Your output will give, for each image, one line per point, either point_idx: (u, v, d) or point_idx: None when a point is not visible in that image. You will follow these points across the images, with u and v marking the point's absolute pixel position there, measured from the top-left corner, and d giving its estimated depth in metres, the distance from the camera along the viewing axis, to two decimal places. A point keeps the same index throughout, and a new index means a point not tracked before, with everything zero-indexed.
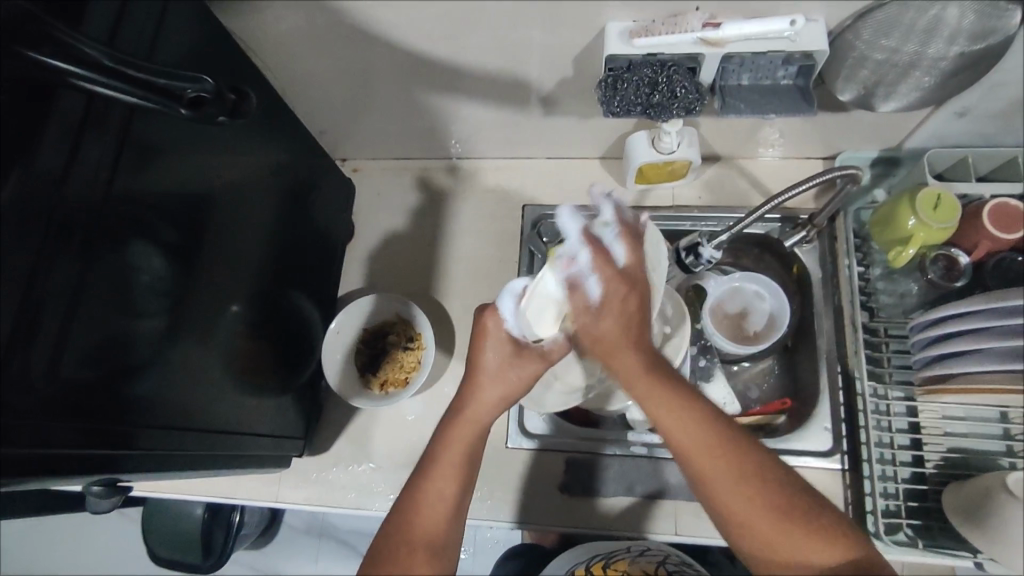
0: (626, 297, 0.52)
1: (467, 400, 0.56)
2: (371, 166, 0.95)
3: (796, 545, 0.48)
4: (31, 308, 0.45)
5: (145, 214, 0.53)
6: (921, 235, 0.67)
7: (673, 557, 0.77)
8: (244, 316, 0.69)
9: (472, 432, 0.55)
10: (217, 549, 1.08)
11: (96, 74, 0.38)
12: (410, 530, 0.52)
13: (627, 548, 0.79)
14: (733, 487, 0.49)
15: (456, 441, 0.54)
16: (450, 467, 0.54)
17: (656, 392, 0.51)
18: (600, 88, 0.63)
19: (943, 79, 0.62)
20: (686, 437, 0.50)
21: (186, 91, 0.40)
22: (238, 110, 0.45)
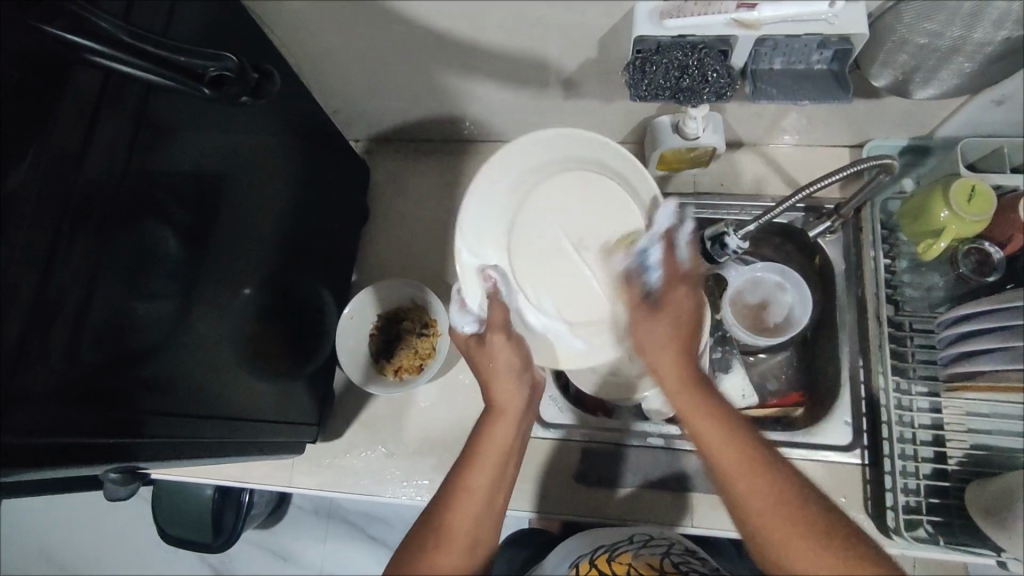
0: (689, 311, 0.59)
1: (499, 398, 0.60)
2: (385, 148, 0.93)
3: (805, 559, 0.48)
4: (48, 295, 0.43)
5: (160, 195, 0.52)
6: (953, 228, 0.65)
7: (678, 547, 0.74)
8: (257, 300, 0.68)
9: (506, 434, 0.58)
10: (227, 529, 1.09)
11: (112, 50, 0.36)
12: (449, 520, 0.53)
13: (630, 538, 0.76)
14: (756, 484, 0.51)
15: (493, 437, 0.58)
16: (489, 462, 0.56)
17: (703, 418, 0.54)
18: (627, 71, 0.60)
19: (984, 66, 0.60)
20: (717, 450, 0.52)
21: (207, 70, 0.38)
22: (258, 90, 0.43)
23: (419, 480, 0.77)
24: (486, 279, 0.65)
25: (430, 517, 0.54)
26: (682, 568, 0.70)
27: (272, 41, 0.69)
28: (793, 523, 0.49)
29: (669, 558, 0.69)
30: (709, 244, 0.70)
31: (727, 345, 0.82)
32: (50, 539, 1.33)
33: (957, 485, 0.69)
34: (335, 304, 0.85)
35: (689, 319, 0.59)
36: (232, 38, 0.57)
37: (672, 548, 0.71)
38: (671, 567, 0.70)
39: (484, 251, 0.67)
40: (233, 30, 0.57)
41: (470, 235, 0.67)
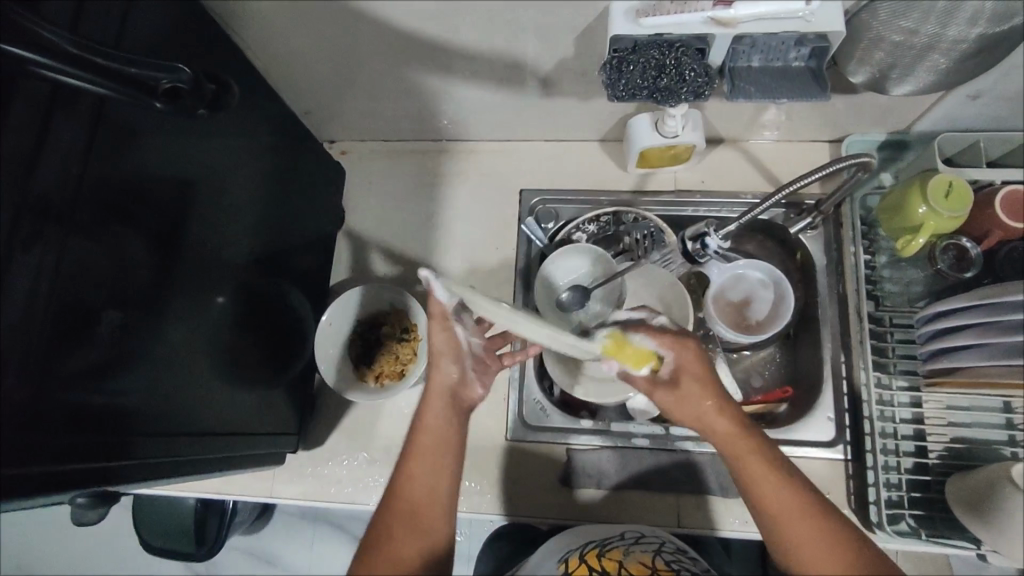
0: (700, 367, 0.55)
1: (432, 378, 0.58)
2: (362, 149, 0.91)
3: None
4: (10, 318, 0.42)
5: (125, 201, 0.50)
6: (931, 223, 0.65)
7: (670, 546, 0.67)
8: (230, 308, 0.66)
9: (442, 403, 0.58)
10: (210, 538, 1.07)
11: (55, 61, 0.34)
12: (399, 503, 0.55)
13: (620, 534, 0.69)
14: (798, 522, 0.52)
15: (432, 424, 0.57)
16: (428, 445, 0.56)
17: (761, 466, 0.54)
18: (604, 71, 0.59)
19: (960, 62, 0.59)
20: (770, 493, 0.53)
21: (159, 82, 0.37)
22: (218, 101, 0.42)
23: None
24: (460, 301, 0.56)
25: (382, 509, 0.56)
26: (675, 566, 0.64)
27: (239, 43, 0.67)
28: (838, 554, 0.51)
29: (661, 552, 0.66)
30: (692, 245, 0.70)
31: (712, 342, 0.82)
32: (27, 553, 1.29)
33: (938, 479, 0.69)
34: (313, 310, 0.83)
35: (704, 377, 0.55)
36: (193, 44, 0.56)
37: (664, 542, 0.68)
38: (664, 564, 0.64)
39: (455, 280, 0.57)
40: (191, 34, 0.56)
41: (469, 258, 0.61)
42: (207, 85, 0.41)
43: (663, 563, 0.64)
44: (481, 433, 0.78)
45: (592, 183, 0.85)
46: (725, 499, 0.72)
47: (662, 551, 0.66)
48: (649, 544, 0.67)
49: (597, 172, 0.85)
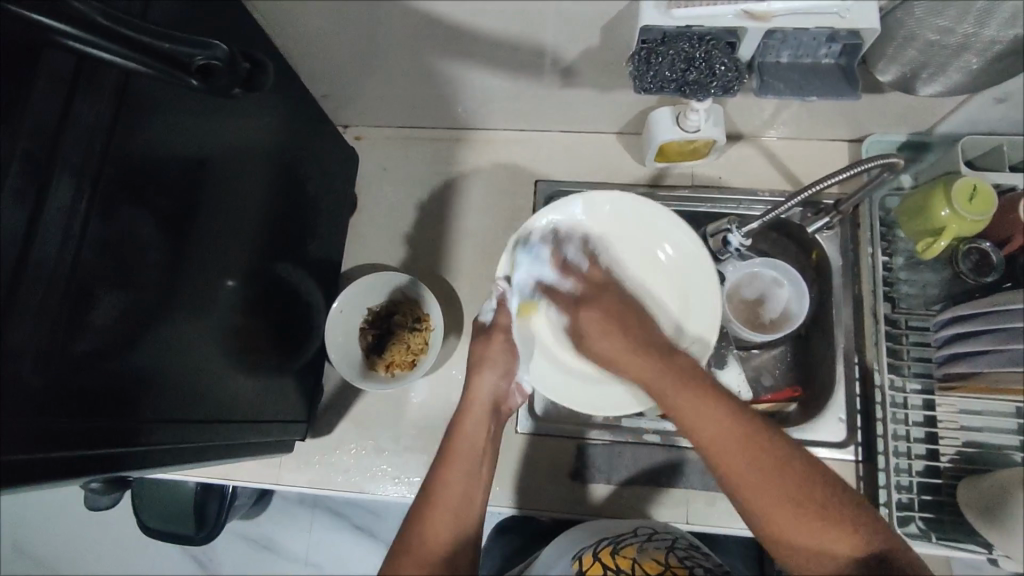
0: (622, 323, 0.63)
1: (472, 388, 0.67)
2: (375, 135, 0.90)
3: (800, 531, 0.49)
4: (28, 298, 0.41)
5: (143, 180, 0.49)
6: (953, 227, 0.64)
7: (682, 542, 0.67)
8: (241, 292, 0.65)
9: (483, 414, 0.65)
10: (210, 521, 1.06)
11: (84, 33, 0.33)
12: (429, 508, 0.56)
13: (633, 530, 0.68)
14: (745, 460, 0.51)
15: (473, 423, 0.63)
16: (462, 453, 0.61)
17: (696, 407, 0.54)
18: (632, 62, 0.58)
19: (992, 65, 0.58)
20: (702, 428, 0.53)
21: (194, 59, 0.35)
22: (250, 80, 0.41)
23: (411, 476, 0.76)
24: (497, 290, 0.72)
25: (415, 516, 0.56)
26: (689, 563, 0.63)
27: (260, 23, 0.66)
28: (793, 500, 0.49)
29: (674, 549, 0.65)
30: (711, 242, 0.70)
31: (726, 340, 0.81)
32: (26, 531, 1.29)
33: (949, 483, 0.69)
34: (324, 297, 0.82)
35: (629, 332, 0.62)
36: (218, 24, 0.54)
37: (676, 538, 0.68)
38: (679, 562, 0.63)
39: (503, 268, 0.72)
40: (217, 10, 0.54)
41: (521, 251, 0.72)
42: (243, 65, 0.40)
43: (676, 560, 0.63)
44: None
45: (609, 175, 0.84)
46: None
47: (675, 548, 0.66)
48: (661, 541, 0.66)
49: (613, 165, 0.84)
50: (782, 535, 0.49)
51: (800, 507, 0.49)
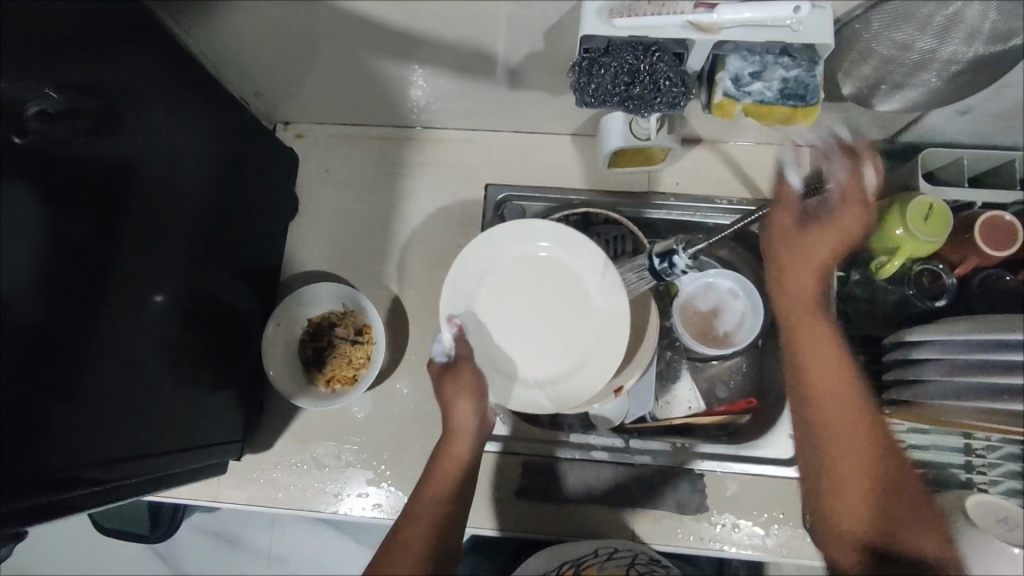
0: (846, 235, 0.58)
1: (455, 415, 0.64)
2: (318, 132, 0.85)
3: (852, 505, 0.57)
4: None
5: (73, 181, 0.49)
6: (907, 247, 0.63)
7: (643, 556, 0.74)
8: (172, 306, 0.62)
9: (468, 442, 0.64)
10: (165, 522, 1.04)
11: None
12: (408, 526, 0.60)
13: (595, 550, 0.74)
14: (848, 436, 0.58)
15: (432, 497, 0.61)
16: (447, 476, 0.62)
17: (833, 378, 0.59)
18: (573, 73, 0.54)
19: (952, 81, 0.55)
20: (840, 415, 0.59)
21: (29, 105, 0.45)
22: (103, 125, 0.50)
23: (352, 494, 0.74)
24: (451, 325, 0.68)
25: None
26: None
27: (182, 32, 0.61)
28: (872, 476, 0.58)
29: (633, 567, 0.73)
30: (659, 263, 0.65)
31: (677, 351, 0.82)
32: None
33: None
34: (262, 306, 0.78)
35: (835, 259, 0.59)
36: (96, 43, 0.49)
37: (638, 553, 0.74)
38: None
39: (455, 299, 0.70)
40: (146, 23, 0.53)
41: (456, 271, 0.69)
42: (87, 104, 0.49)
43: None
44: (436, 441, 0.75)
45: (563, 179, 0.81)
46: (682, 515, 0.71)
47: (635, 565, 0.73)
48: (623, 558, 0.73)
49: (568, 168, 0.81)
50: (830, 495, 0.58)
51: (881, 485, 0.57)
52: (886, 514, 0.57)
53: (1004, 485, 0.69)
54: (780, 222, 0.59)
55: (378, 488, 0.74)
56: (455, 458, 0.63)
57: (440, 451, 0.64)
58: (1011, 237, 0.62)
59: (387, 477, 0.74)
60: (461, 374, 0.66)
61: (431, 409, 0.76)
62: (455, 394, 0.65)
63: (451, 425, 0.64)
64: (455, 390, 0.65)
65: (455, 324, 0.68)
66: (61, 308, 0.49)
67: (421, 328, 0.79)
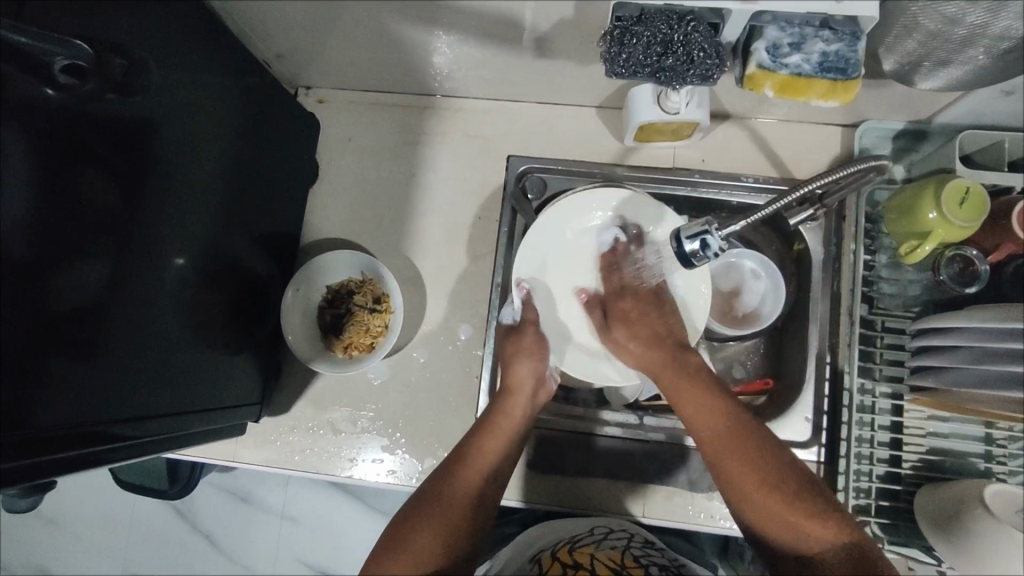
0: (649, 343, 0.70)
1: (514, 373, 0.70)
2: (339, 98, 0.84)
3: (786, 515, 0.56)
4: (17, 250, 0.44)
5: (93, 137, 0.49)
6: (940, 232, 0.61)
7: (638, 539, 0.68)
8: (192, 269, 0.62)
9: (524, 403, 0.68)
10: (182, 480, 1.06)
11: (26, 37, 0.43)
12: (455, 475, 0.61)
13: (591, 529, 0.69)
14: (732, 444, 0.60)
15: (484, 447, 0.64)
16: (503, 431, 0.65)
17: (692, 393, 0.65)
18: (604, 42, 0.52)
19: (1000, 61, 0.53)
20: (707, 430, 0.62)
21: (58, 59, 0.45)
22: (127, 81, 0.51)
23: (367, 459, 0.75)
24: (520, 290, 0.73)
25: (416, 520, 0.57)
26: (643, 561, 0.63)
27: None
28: (774, 484, 0.58)
29: (630, 547, 0.65)
30: (689, 246, 0.54)
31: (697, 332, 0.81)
32: None
33: (908, 489, 0.68)
34: (281, 272, 0.79)
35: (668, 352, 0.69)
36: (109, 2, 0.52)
37: (633, 535, 0.68)
38: (633, 560, 0.63)
39: (530, 264, 0.73)
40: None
41: (535, 238, 0.73)
42: (110, 59, 0.49)
43: (632, 558, 0.63)
44: (452, 411, 0.75)
45: (586, 152, 0.80)
46: (693, 493, 0.72)
47: (632, 546, 0.66)
48: (619, 540, 0.67)
49: (592, 141, 0.80)
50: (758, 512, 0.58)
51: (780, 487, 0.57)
52: (800, 519, 0.56)
53: None
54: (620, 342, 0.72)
55: (392, 455, 0.74)
56: (514, 412, 0.67)
57: (498, 406, 0.67)
58: None
59: (402, 444, 0.75)
60: (525, 332, 0.73)
61: (446, 379, 0.76)
62: (516, 357, 0.71)
63: (509, 383, 0.69)
64: (517, 351, 0.71)
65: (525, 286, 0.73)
66: (83, 262, 0.49)
67: (439, 298, 0.79)
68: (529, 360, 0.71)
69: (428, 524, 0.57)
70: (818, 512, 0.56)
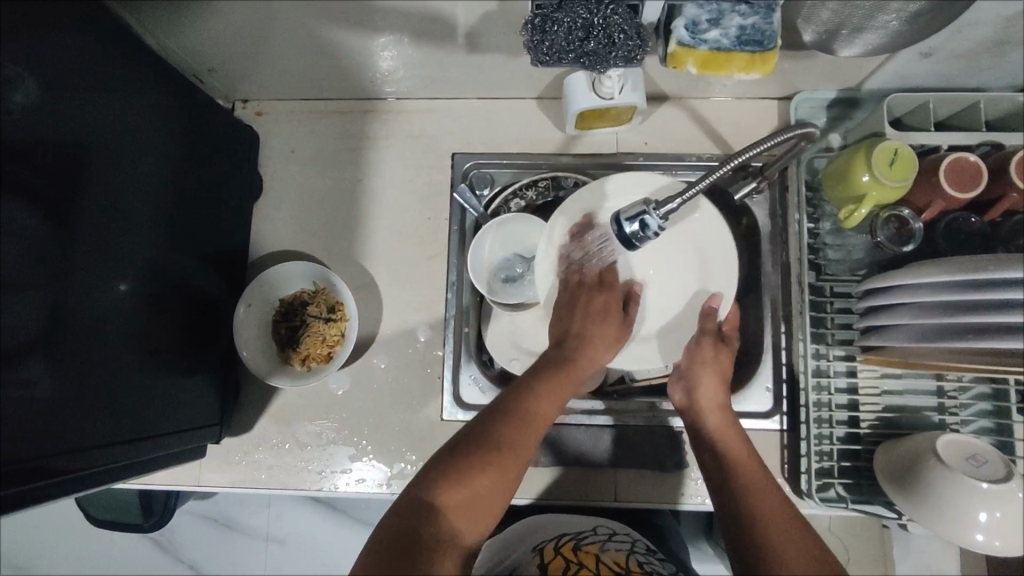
0: (723, 370, 0.65)
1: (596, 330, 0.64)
2: (278, 109, 0.83)
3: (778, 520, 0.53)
4: None
5: (25, 168, 0.48)
6: (874, 194, 0.62)
7: (639, 547, 0.70)
8: (137, 294, 0.61)
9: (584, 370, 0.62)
10: (158, 510, 1.02)
11: None
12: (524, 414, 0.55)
13: (593, 529, 0.72)
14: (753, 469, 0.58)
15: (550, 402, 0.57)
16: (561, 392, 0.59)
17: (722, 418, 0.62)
18: (526, 31, 0.52)
19: (911, 24, 0.55)
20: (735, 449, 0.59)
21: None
22: (49, 106, 0.50)
23: (336, 470, 0.74)
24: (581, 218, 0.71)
25: (471, 456, 0.50)
26: (645, 565, 0.66)
27: (120, 9, 0.61)
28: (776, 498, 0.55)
29: (633, 552, 0.68)
30: (629, 228, 0.55)
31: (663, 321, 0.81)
32: None
33: (868, 448, 0.70)
34: (232, 289, 0.77)
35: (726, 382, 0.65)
36: None
37: (635, 542, 0.72)
38: (637, 564, 0.65)
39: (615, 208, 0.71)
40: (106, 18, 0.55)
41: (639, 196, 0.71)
42: (30, 85, 0.48)
43: (637, 563, 0.65)
44: (417, 413, 0.75)
45: (531, 144, 0.80)
46: (662, 473, 0.72)
47: (635, 551, 0.69)
48: (622, 543, 0.70)
49: (536, 133, 0.80)
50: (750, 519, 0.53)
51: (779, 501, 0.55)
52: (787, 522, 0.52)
53: (976, 424, 0.70)
54: (701, 347, 0.66)
55: (361, 463, 0.74)
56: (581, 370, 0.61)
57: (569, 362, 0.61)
58: (976, 175, 0.61)
59: (368, 452, 0.74)
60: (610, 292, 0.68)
61: (409, 382, 0.76)
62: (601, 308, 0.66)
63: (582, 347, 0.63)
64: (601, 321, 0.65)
65: (575, 227, 0.71)
66: (22, 297, 0.48)
67: (395, 302, 0.78)
68: (616, 318, 0.67)
69: (489, 466, 0.50)
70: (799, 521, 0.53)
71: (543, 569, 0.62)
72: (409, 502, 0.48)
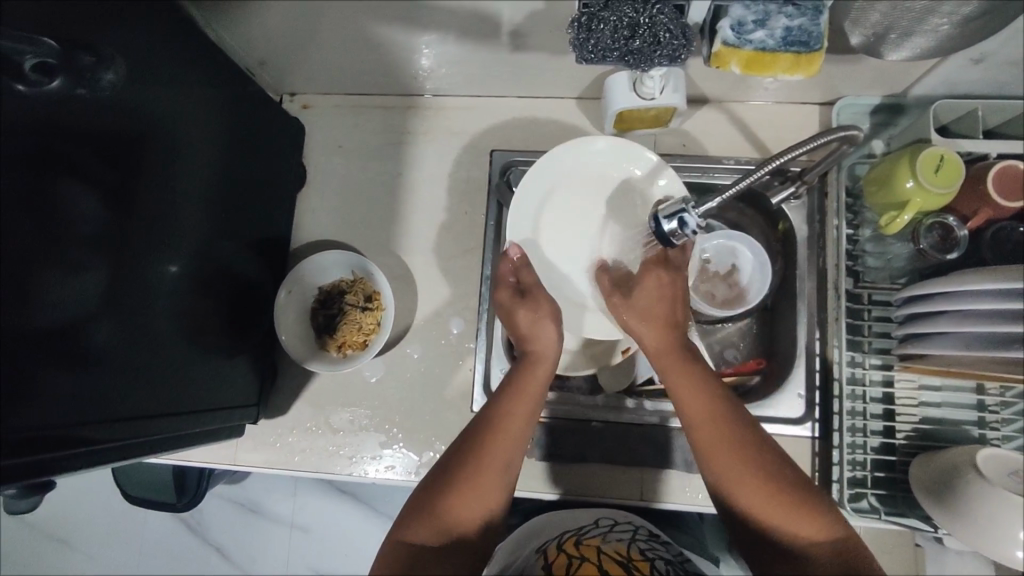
0: (669, 295, 0.64)
1: (542, 340, 0.66)
2: (324, 103, 0.86)
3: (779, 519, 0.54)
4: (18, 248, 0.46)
5: (90, 148, 0.51)
6: (918, 200, 0.61)
7: (642, 536, 0.71)
8: (186, 275, 0.63)
9: (545, 370, 0.64)
10: (191, 489, 1.05)
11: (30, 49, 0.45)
12: (490, 436, 0.58)
13: (596, 522, 0.73)
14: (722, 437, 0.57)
15: (510, 413, 0.60)
16: (527, 394, 0.62)
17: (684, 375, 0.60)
18: (572, 28, 0.53)
19: (962, 29, 0.54)
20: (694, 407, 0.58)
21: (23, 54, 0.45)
22: (119, 90, 0.53)
23: (366, 456, 0.75)
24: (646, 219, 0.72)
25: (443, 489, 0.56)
26: (648, 552, 0.66)
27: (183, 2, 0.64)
28: (768, 481, 0.55)
29: (635, 541, 0.68)
30: (667, 226, 0.55)
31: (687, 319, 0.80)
32: None
33: (903, 460, 0.69)
34: (273, 275, 0.80)
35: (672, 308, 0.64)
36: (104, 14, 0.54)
37: (637, 530, 0.73)
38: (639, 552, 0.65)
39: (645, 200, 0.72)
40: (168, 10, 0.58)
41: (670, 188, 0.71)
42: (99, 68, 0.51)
43: (638, 551, 0.65)
44: (446, 404, 0.76)
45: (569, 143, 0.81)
46: (690, 474, 0.72)
47: (637, 540, 0.69)
48: (623, 533, 0.71)
49: (574, 132, 0.81)
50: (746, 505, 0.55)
51: (770, 484, 0.55)
52: (791, 516, 0.53)
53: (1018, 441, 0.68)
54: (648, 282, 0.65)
55: (390, 450, 0.75)
56: (538, 378, 0.63)
57: (523, 369, 0.64)
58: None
59: (398, 439, 0.76)
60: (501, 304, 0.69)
61: (440, 372, 0.77)
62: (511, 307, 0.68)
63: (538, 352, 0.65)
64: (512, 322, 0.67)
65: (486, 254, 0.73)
66: (80, 273, 0.51)
67: (429, 294, 0.80)
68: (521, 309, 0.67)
69: (463, 493, 0.55)
70: (806, 511, 0.54)
71: (546, 569, 0.62)
72: (395, 543, 0.54)
